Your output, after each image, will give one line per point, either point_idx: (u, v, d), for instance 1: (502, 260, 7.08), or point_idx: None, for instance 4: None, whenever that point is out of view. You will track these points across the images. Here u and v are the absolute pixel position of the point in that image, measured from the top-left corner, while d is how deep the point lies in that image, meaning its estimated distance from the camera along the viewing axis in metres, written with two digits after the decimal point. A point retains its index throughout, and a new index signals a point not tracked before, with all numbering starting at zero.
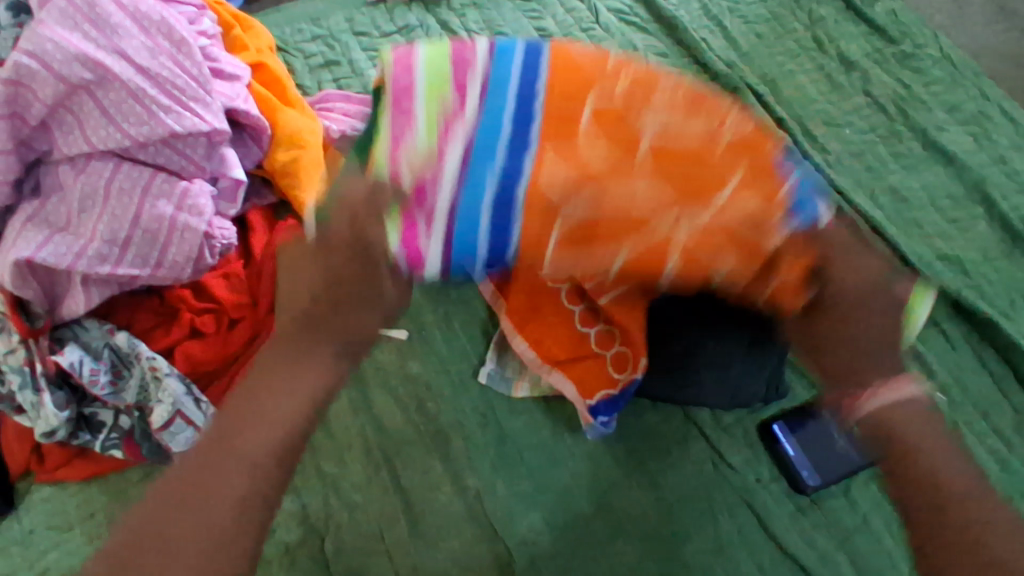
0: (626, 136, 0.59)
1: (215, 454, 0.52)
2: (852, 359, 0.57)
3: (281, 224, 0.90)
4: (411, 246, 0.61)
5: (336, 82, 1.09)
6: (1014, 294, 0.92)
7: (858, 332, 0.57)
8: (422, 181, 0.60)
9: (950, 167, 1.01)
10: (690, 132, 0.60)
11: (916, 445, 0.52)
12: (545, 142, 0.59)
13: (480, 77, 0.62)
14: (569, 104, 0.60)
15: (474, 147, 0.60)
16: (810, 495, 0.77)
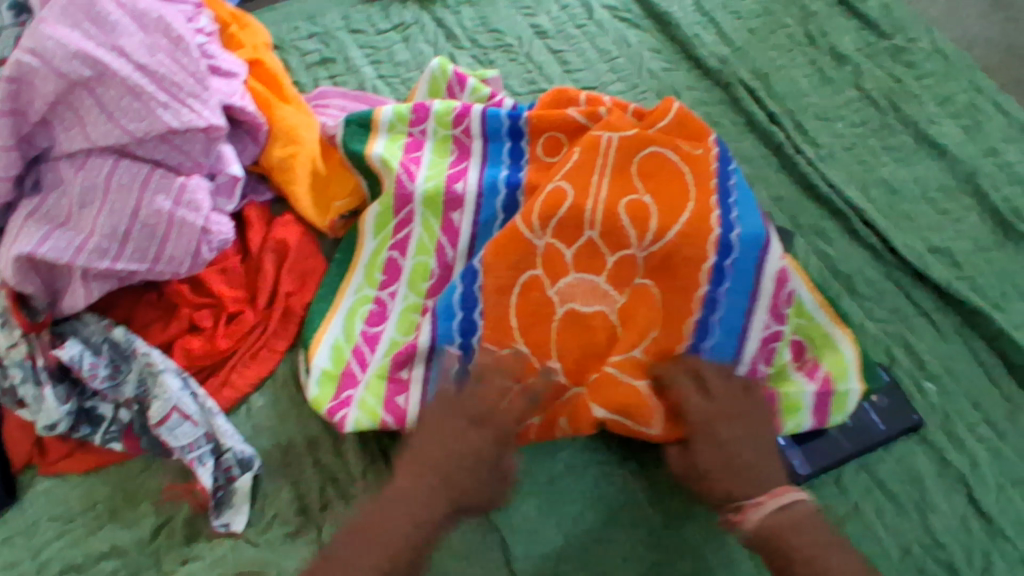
0: (545, 319, 0.82)
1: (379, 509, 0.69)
2: (710, 474, 0.71)
3: (277, 220, 0.91)
4: (391, 408, 0.79)
5: (332, 79, 1.10)
6: (1006, 285, 0.92)
7: (724, 452, 0.71)
8: (399, 356, 0.81)
9: (942, 160, 1.02)
10: (594, 309, 0.81)
11: (786, 543, 0.67)
12: (484, 349, 0.81)
13: (466, 227, 0.87)
14: (506, 296, 0.82)
15: (438, 314, 0.82)
16: (801, 483, 0.80)
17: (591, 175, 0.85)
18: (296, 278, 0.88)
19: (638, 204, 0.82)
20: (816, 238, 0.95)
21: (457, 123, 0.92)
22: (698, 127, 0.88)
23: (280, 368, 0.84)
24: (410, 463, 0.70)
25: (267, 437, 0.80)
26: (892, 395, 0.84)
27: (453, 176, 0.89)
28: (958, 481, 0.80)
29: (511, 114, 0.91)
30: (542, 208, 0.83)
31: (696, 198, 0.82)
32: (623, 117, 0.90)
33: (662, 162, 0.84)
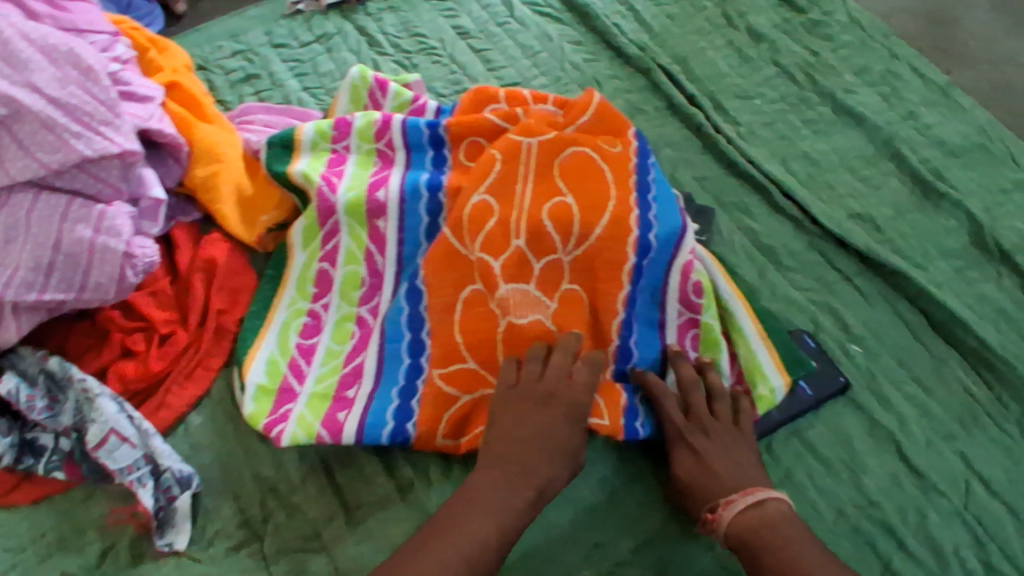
0: (491, 333, 0.80)
1: (481, 504, 0.69)
2: (694, 486, 0.75)
3: (204, 238, 0.91)
4: (328, 423, 0.78)
5: (258, 95, 1.11)
6: (927, 244, 0.95)
7: (701, 464, 0.75)
8: (346, 376, 0.82)
9: (860, 128, 1.05)
10: (531, 318, 0.79)
11: (757, 539, 0.69)
12: (432, 366, 0.80)
13: (393, 234, 0.88)
14: (450, 313, 0.81)
15: (386, 334, 0.84)
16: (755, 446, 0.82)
17: (515, 183, 0.86)
18: (227, 295, 0.89)
19: (562, 207, 0.83)
20: (741, 215, 0.97)
21: (377, 132, 0.93)
22: (614, 123, 0.91)
23: (216, 385, 0.85)
24: (530, 462, 0.71)
25: (207, 453, 0.81)
26: (817, 363, 0.86)
27: (374, 184, 0.89)
28: (888, 439, 0.82)
29: (429, 123, 0.92)
30: (470, 222, 0.83)
31: (616, 198, 0.83)
32: (538, 118, 0.91)
33: (582, 163, 0.86)
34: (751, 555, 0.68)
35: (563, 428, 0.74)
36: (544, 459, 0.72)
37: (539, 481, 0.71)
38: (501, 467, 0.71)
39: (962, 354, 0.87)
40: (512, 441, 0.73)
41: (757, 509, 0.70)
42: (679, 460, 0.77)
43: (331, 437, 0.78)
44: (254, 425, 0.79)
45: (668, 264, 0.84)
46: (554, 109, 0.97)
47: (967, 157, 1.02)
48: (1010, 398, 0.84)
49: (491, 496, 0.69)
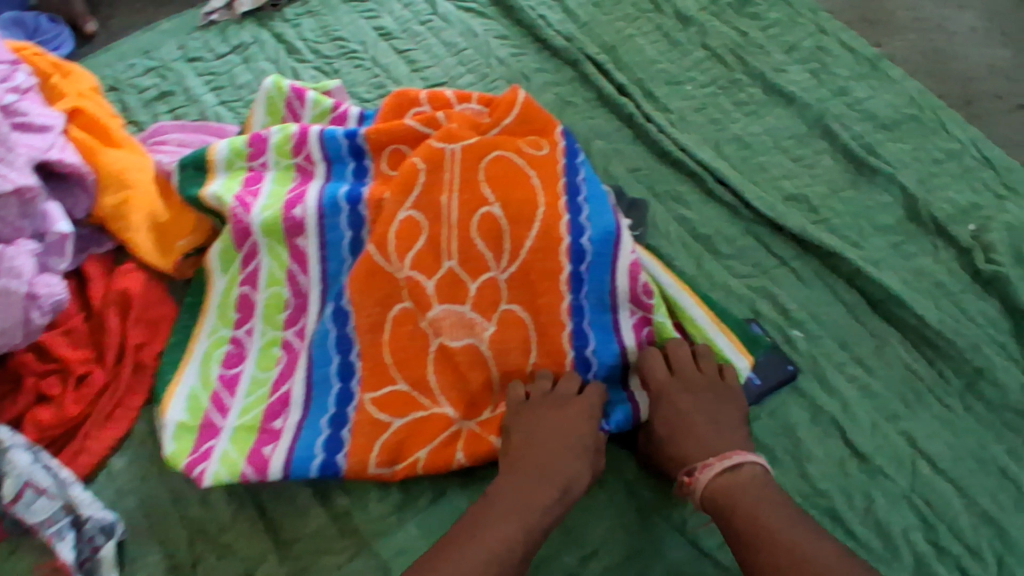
0: (420, 352, 0.78)
1: (503, 507, 0.68)
2: (673, 446, 0.75)
3: (117, 270, 0.87)
4: (255, 459, 0.75)
5: (172, 113, 1.05)
6: (863, 222, 0.94)
7: (682, 423, 0.75)
8: (273, 406, 0.79)
9: (792, 108, 1.03)
10: (463, 342, 0.78)
11: (731, 501, 0.69)
12: (363, 391, 0.78)
13: (314, 251, 0.84)
14: (379, 333, 0.80)
15: (313, 360, 0.80)
16: None
17: (438, 194, 0.82)
18: (145, 327, 0.85)
19: (489, 218, 0.81)
20: (675, 204, 0.95)
21: (294, 146, 0.89)
22: (540, 120, 0.88)
23: (138, 426, 0.81)
24: (550, 464, 0.71)
25: (132, 498, 0.77)
26: (769, 350, 0.85)
27: (291, 201, 0.85)
28: (832, 424, 0.81)
29: (348, 134, 0.89)
30: (398, 238, 0.80)
31: (544, 205, 0.81)
32: (459, 122, 0.88)
33: (506, 167, 0.83)
34: (724, 519, 0.68)
35: (580, 432, 0.74)
36: (565, 462, 0.72)
37: (560, 481, 0.70)
38: (521, 470, 0.71)
39: (902, 331, 0.86)
40: (531, 453, 0.72)
41: (736, 474, 0.70)
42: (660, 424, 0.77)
43: (255, 473, 0.74)
44: (173, 465, 0.75)
45: (609, 269, 0.80)
46: (480, 108, 0.93)
47: (900, 129, 1.01)
48: (951, 372, 0.84)
49: (513, 497, 0.68)
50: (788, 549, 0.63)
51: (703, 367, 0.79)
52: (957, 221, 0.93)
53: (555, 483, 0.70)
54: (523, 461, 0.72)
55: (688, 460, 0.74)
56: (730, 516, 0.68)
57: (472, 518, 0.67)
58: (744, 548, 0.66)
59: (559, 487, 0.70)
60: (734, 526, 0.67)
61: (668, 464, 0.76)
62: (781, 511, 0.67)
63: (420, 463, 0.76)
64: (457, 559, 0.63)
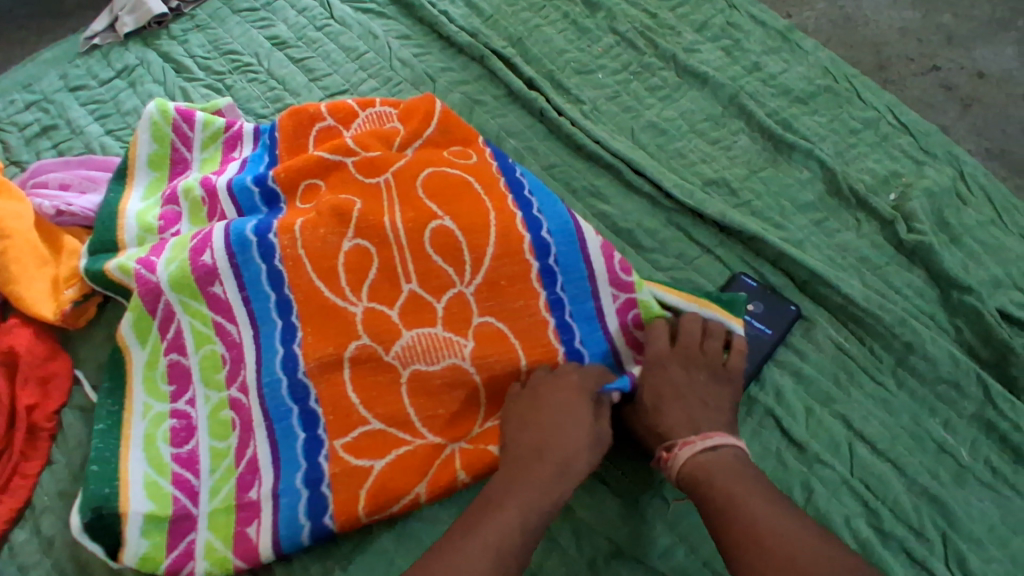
0: (392, 386, 0.74)
1: (499, 498, 0.65)
2: (653, 419, 0.72)
3: (1, 328, 0.80)
4: (242, 546, 0.71)
5: (57, 148, 0.98)
6: (784, 201, 0.92)
7: (670, 399, 0.72)
8: (243, 476, 0.73)
9: (705, 89, 1.01)
10: (443, 364, 0.74)
11: (709, 479, 0.66)
12: (331, 437, 0.73)
13: (235, 296, 0.77)
14: (335, 371, 0.74)
15: (268, 417, 0.74)
16: None
17: (382, 214, 0.79)
18: (37, 385, 0.78)
19: (443, 232, 0.77)
20: (594, 200, 0.92)
21: (206, 200, 0.84)
22: (458, 125, 0.86)
23: (38, 492, 0.75)
24: (547, 448, 0.67)
25: (35, 574, 0.71)
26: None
27: (197, 248, 0.78)
28: (767, 415, 0.79)
29: (256, 178, 0.83)
30: (348, 271, 0.77)
31: (492, 210, 0.79)
32: (381, 140, 0.84)
33: (443, 180, 0.80)
34: (703, 498, 0.66)
35: (580, 408, 0.70)
36: (560, 440, 0.68)
37: (557, 464, 0.67)
38: (513, 458, 0.68)
39: (830, 311, 0.85)
40: (528, 440, 0.68)
41: (717, 451, 0.68)
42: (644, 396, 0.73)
43: (244, 562, 0.71)
44: (151, 568, 0.70)
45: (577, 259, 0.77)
46: (386, 111, 0.89)
47: (815, 102, 0.99)
48: (881, 348, 0.83)
49: (508, 486, 0.66)
50: (767, 530, 0.60)
51: (707, 345, 0.75)
52: (877, 192, 0.92)
53: (550, 463, 0.67)
54: (519, 448, 0.68)
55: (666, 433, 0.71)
56: (710, 494, 0.65)
57: (470, 512, 0.64)
58: (724, 527, 0.63)
59: (558, 470, 0.66)
60: (713, 505, 0.64)
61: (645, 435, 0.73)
62: (760, 492, 0.64)
63: (422, 490, 0.72)
64: (452, 554, 0.60)
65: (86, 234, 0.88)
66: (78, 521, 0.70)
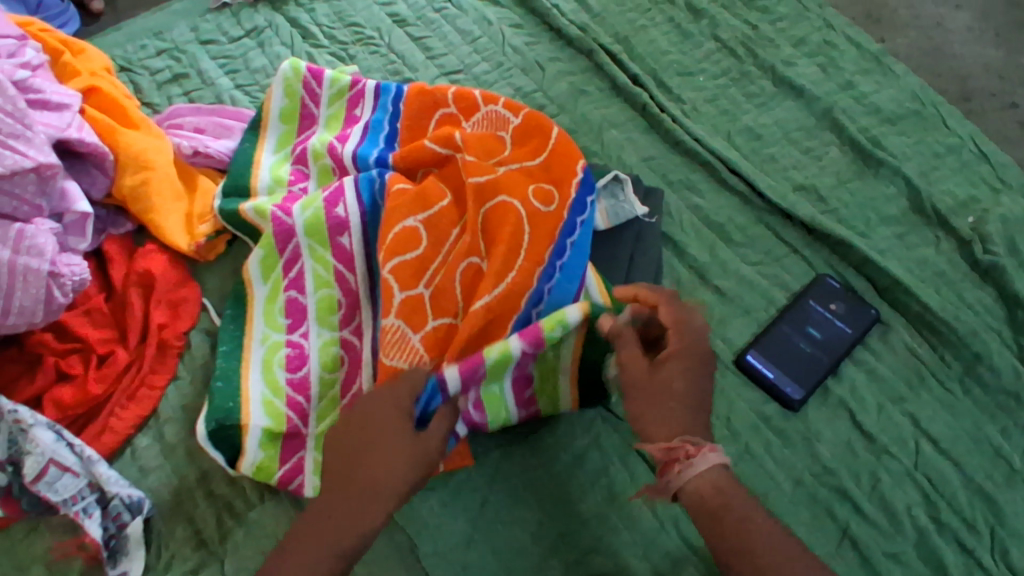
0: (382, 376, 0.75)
1: (315, 526, 0.62)
2: (670, 408, 0.66)
3: (139, 252, 0.87)
4: None
5: (188, 96, 1.05)
6: (869, 212, 0.97)
7: (687, 393, 0.67)
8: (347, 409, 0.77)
9: (800, 100, 1.06)
10: (396, 363, 0.75)
11: (726, 503, 0.62)
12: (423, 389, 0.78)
13: (359, 249, 0.84)
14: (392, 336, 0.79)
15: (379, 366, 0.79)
16: (799, 409, 0.82)
17: (449, 226, 0.82)
18: (168, 308, 0.85)
19: (473, 268, 0.79)
20: (688, 193, 0.97)
21: (336, 171, 0.92)
22: (559, 153, 0.87)
23: (163, 404, 0.81)
24: (363, 472, 0.63)
25: (155, 477, 0.77)
26: (816, 343, 0.85)
27: (331, 199, 0.84)
28: (842, 406, 0.83)
29: (378, 160, 0.89)
30: (395, 242, 0.79)
31: (520, 269, 0.78)
32: (479, 150, 0.86)
33: (502, 215, 0.81)
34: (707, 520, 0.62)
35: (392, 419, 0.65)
36: (376, 457, 0.63)
37: (371, 486, 0.62)
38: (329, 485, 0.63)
39: (906, 318, 0.90)
40: (347, 463, 0.64)
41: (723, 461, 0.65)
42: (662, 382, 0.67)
43: None
44: (265, 477, 0.74)
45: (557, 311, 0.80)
46: (505, 112, 0.90)
47: (903, 123, 1.04)
48: (952, 356, 0.87)
49: (324, 519, 0.61)
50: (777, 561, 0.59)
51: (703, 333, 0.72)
52: (957, 213, 0.96)
53: (365, 485, 0.62)
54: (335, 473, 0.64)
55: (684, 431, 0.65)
56: (722, 516, 0.62)
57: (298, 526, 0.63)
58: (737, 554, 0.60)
59: (370, 494, 0.62)
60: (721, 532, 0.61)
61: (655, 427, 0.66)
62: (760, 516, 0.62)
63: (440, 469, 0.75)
64: None
65: (216, 176, 0.96)
66: (201, 429, 0.75)
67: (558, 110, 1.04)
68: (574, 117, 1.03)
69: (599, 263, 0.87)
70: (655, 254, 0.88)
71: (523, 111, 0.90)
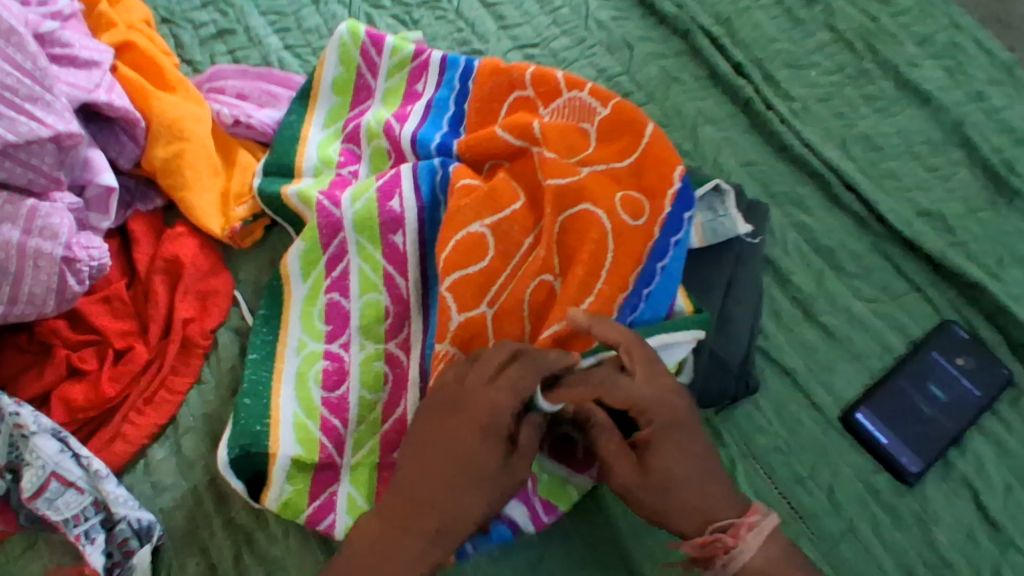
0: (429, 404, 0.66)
1: (382, 544, 0.55)
2: (685, 493, 0.58)
3: (167, 233, 0.78)
4: None
5: (232, 55, 0.94)
6: (1001, 249, 0.80)
7: (690, 468, 0.59)
8: (388, 436, 0.67)
9: (926, 109, 0.87)
10: None
11: None
12: None
13: (413, 251, 0.72)
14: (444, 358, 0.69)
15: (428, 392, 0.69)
16: (913, 483, 0.69)
17: (521, 234, 0.70)
18: (196, 300, 0.75)
19: (546, 288, 0.68)
20: (794, 209, 0.83)
21: (390, 154, 0.80)
22: (654, 155, 0.72)
23: (183, 411, 0.72)
24: (442, 494, 0.56)
25: (169, 497, 0.69)
26: (940, 405, 0.71)
27: (385, 191, 0.73)
28: (963, 485, 0.69)
29: (440, 147, 0.77)
30: (458, 251, 0.68)
31: (599, 293, 0.66)
32: (560, 144, 0.72)
33: (583, 226, 0.68)
34: None
35: (480, 442, 0.58)
36: (451, 489, 0.57)
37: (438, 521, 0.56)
38: (390, 502, 0.57)
39: None
40: (419, 479, 0.57)
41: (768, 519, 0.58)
42: (663, 471, 0.58)
43: None
44: (293, 514, 0.65)
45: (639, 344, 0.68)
46: (593, 100, 0.76)
47: None
48: None
49: (374, 543, 0.55)
50: None
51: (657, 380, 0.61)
52: None
53: (433, 519, 0.56)
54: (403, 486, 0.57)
55: (712, 511, 0.58)
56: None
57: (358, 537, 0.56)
58: None
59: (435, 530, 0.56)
60: None
61: (679, 521, 0.58)
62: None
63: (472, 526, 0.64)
64: None
65: (258, 149, 0.85)
66: (223, 455, 0.66)
67: (646, 99, 0.90)
68: (664, 108, 0.89)
69: (690, 286, 0.74)
70: (755, 280, 0.75)
71: (613, 100, 0.75)
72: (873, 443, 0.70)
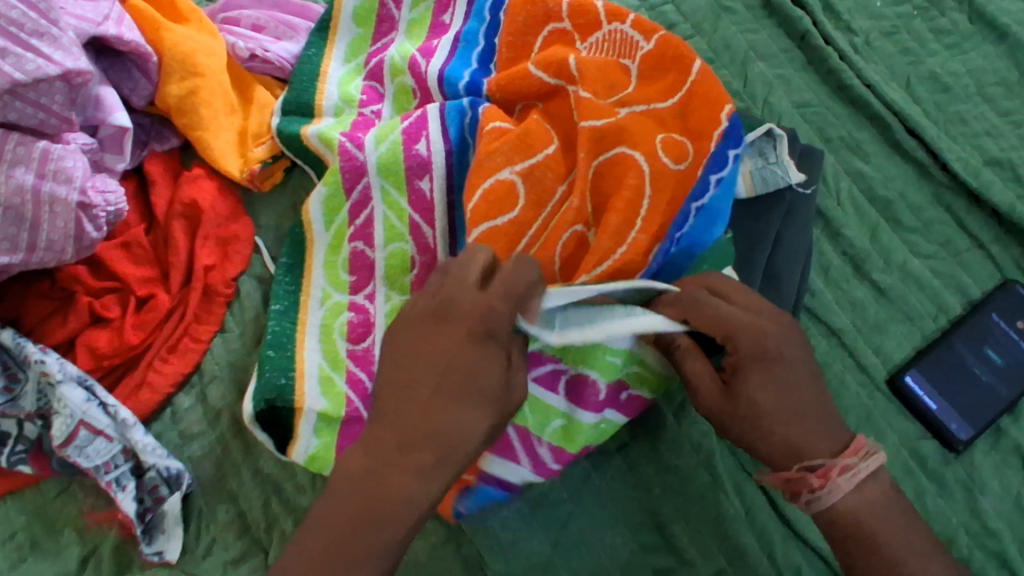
0: None
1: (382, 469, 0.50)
2: (778, 428, 0.55)
3: (184, 175, 0.75)
4: None
5: None
6: None
7: (788, 400, 0.55)
8: None
9: (1002, 45, 0.79)
10: None
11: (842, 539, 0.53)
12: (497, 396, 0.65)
13: (440, 197, 0.68)
14: None
15: None
16: (961, 449, 0.66)
17: (554, 181, 0.66)
18: (217, 247, 0.73)
19: (577, 239, 0.64)
20: (850, 155, 0.77)
21: (414, 92, 0.75)
22: (700, 93, 0.66)
23: (207, 360, 0.70)
24: (439, 411, 0.51)
25: (198, 446, 0.68)
26: (998, 370, 0.67)
27: (411, 133, 0.68)
28: (1016, 452, 0.66)
29: (470, 86, 0.72)
30: (487, 199, 0.64)
31: (632, 243, 0.62)
32: (597, 82, 0.67)
33: (620, 172, 0.64)
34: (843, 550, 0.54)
35: (475, 349, 0.52)
36: (443, 404, 0.51)
37: (438, 438, 0.51)
38: (380, 432, 0.51)
39: None
40: (410, 395, 0.52)
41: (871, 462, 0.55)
42: (757, 399, 0.55)
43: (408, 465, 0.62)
44: (318, 469, 0.64)
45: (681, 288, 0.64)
46: (635, 34, 0.69)
47: None
48: None
49: (372, 464, 0.50)
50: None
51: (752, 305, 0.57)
52: None
53: (435, 440, 0.51)
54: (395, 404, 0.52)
55: (805, 447, 0.55)
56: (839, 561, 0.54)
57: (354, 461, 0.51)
58: None
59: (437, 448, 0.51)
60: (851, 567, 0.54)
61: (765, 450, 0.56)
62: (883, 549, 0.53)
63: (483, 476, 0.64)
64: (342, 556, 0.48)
65: (276, 85, 0.80)
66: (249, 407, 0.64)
67: (693, 31, 0.83)
68: (713, 41, 0.82)
69: (736, 239, 0.69)
70: (805, 233, 0.70)
71: (657, 34, 0.68)
72: (922, 407, 0.67)
